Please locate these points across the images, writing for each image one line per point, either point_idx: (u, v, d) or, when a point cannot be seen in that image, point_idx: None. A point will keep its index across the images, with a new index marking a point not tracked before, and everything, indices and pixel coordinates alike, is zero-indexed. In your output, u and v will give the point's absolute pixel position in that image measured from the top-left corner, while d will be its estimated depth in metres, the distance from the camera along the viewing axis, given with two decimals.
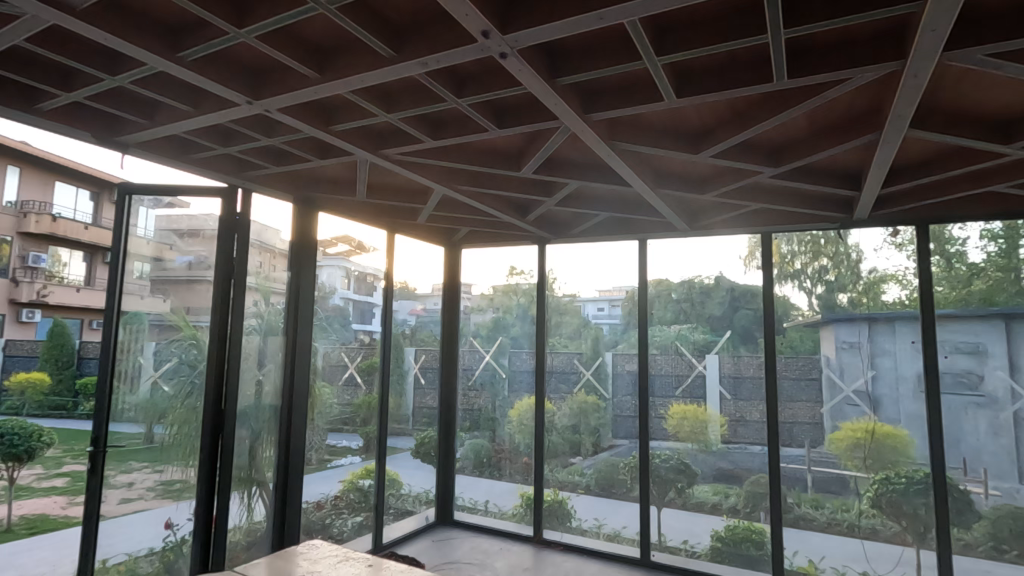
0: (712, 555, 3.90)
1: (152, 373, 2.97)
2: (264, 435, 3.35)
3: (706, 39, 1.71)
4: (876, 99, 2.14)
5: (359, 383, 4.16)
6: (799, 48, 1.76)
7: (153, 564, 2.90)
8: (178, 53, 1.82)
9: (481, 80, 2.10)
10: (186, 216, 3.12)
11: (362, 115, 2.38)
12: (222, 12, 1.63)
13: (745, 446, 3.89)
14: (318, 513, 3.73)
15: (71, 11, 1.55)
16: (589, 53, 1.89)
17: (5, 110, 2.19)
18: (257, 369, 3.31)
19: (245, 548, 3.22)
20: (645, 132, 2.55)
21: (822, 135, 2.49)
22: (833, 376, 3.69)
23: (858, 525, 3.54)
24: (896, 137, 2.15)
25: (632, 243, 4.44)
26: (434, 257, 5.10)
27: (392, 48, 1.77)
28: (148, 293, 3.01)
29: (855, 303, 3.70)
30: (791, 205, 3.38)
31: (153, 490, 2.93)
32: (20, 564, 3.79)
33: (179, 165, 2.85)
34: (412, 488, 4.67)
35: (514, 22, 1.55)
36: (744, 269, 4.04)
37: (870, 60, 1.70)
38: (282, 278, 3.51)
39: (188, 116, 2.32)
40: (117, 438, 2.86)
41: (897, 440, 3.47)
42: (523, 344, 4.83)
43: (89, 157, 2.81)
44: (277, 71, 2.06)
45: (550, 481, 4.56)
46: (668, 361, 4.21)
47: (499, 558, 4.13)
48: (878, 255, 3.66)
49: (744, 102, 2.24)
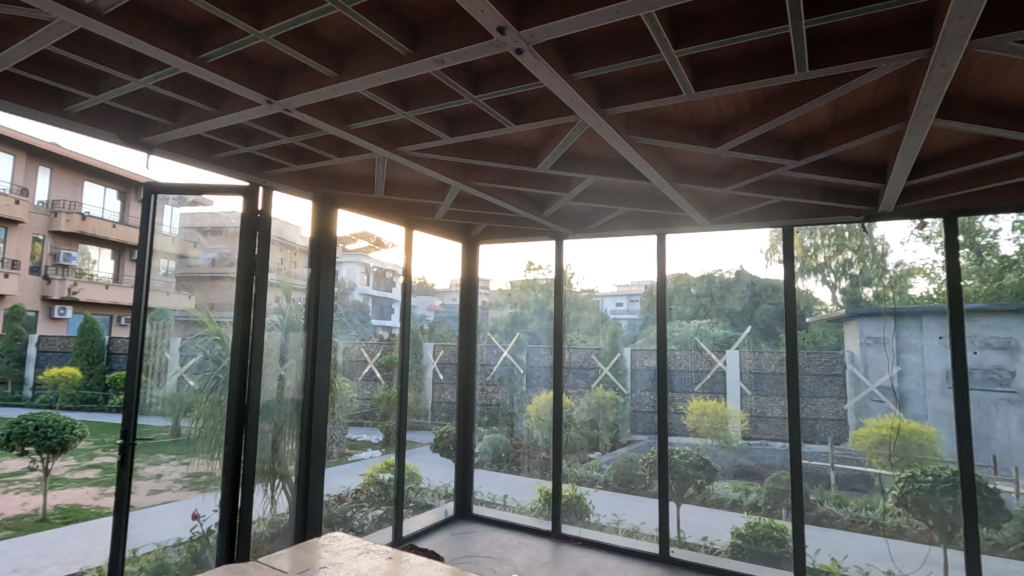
0: (733, 552, 3.87)
1: (177, 368, 3.04)
2: (286, 429, 3.42)
3: (724, 30, 1.68)
4: (901, 88, 2.08)
5: (379, 378, 4.23)
6: (822, 37, 1.73)
7: (180, 554, 2.98)
8: (201, 55, 1.86)
9: (497, 76, 2.10)
10: (209, 214, 3.18)
11: (379, 113, 2.39)
12: (244, 14, 1.66)
13: (765, 442, 3.85)
14: (339, 506, 3.82)
15: (97, 16, 1.58)
16: (607, 47, 1.87)
17: (36, 113, 2.26)
18: (279, 365, 3.38)
19: (269, 540, 3.29)
20: (663, 126, 2.52)
21: (845, 127, 2.43)
22: (857, 372, 3.63)
23: (882, 524, 3.48)
24: (923, 128, 2.09)
25: (651, 239, 4.41)
26: (452, 253, 5.12)
27: (409, 46, 1.77)
28: (174, 289, 3.06)
29: (880, 297, 3.62)
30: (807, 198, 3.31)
31: (180, 481, 3.00)
32: (56, 552, 3.93)
33: (203, 165, 2.91)
34: (431, 481, 4.72)
35: (530, 18, 1.55)
36: (765, 263, 3.99)
37: (895, 48, 1.65)
38: (303, 274, 3.56)
39: (210, 116, 2.36)
40: (145, 431, 2.92)
41: (924, 438, 3.39)
42: (541, 339, 4.84)
43: (116, 157, 2.88)
44: (296, 71, 2.09)
45: (569, 476, 4.57)
46: (687, 356, 4.18)
47: (518, 552, 4.15)
48: (905, 248, 3.57)
49: (764, 94, 2.20)
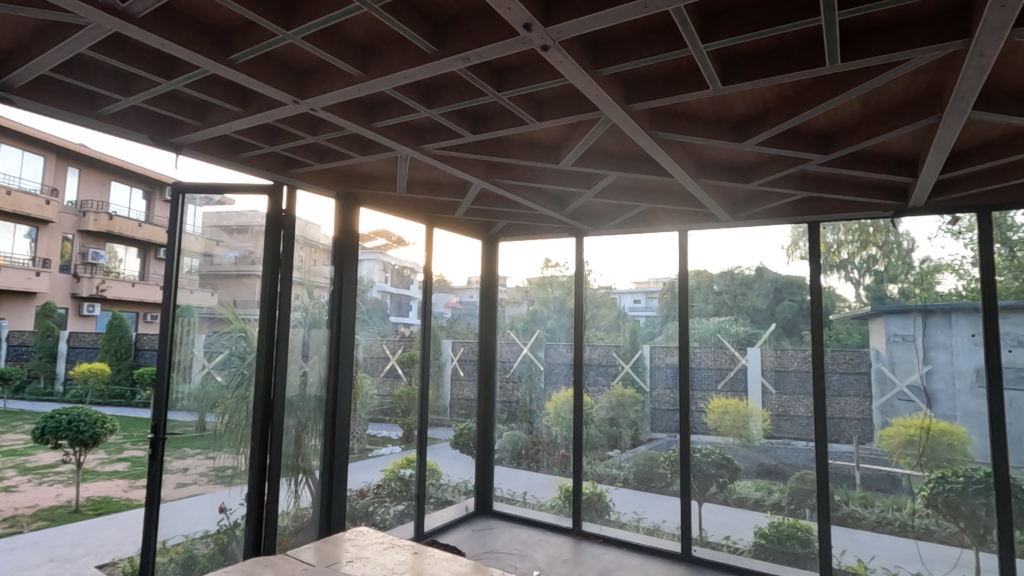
0: (756, 552, 3.83)
1: (204, 364, 3.08)
2: (310, 425, 3.47)
3: (754, 24, 1.65)
4: (935, 80, 2.03)
5: (400, 375, 4.27)
6: (855, 28, 1.69)
7: (208, 546, 3.04)
8: (229, 57, 1.88)
9: (521, 73, 2.10)
10: (233, 213, 3.23)
11: (402, 111, 2.40)
12: (272, 15, 1.67)
13: (788, 442, 3.80)
14: (361, 501, 3.86)
15: (132, 20, 1.61)
16: (632, 42, 1.86)
17: (71, 115, 2.31)
18: (303, 361, 3.42)
19: (293, 533, 3.34)
20: (689, 122, 2.50)
21: (875, 121, 2.38)
22: (883, 370, 3.56)
23: (910, 525, 3.41)
24: (958, 120, 2.04)
25: (671, 235, 4.37)
26: (472, 250, 5.11)
27: (434, 44, 1.78)
28: (198, 287, 3.11)
29: (906, 294, 3.55)
30: (855, 196, 3.24)
31: (206, 475, 3.06)
32: (88, 543, 4.04)
33: (230, 165, 2.96)
34: (451, 478, 4.75)
35: (556, 14, 1.54)
36: (786, 259, 3.93)
37: (930, 39, 1.61)
38: (324, 272, 3.59)
39: (237, 116, 2.40)
40: (173, 426, 2.97)
41: (954, 438, 3.31)
42: (559, 337, 4.84)
43: (144, 158, 2.94)
44: (322, 71, 2.10)
45: (589, 473, 4.56)
46: (708, 354, 4.14)
47: (539, 549, 4.17)
48: (932, 243, 3.50)
49: (792, 88, 2.17)
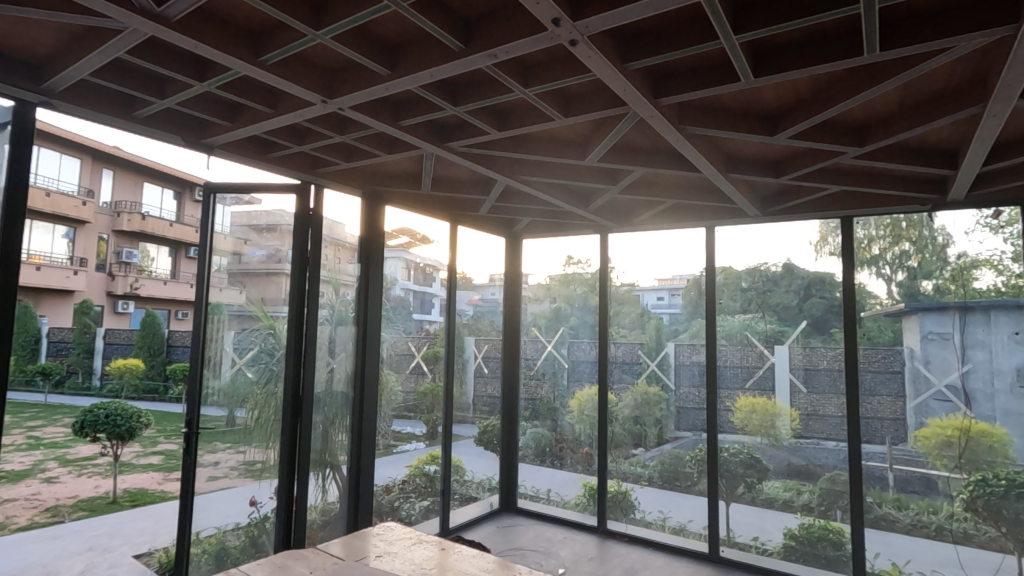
0: (786, 553, 3.76)
1: (236, 361, 3.15)
2: (337, 420, 3.52)
3: (787, 15, 1.61)
4: (981, 67, 1.94)
5: (424, 372, 4.30)
6: (896, 16, 1.64)
7: (240, 538, 3.11)
8: (260, 58, 1.91)
9: (548, 69, 2.09)
10: (261, 212, 3.29)
11: (428, 109, 2.41)
12: (302, 16, 1.69)
13: (818, 442, 3.71)
14: (387, 496, 3.90)
15: (167, 23, 1.64)
16: (662, 35, 1.83)
17: (108, 119, 2.38)
18: (330, 358, 3.47)
19: (321, 527, 3.40)
20: (718, 116, 2.45)
21: (914, 111, 2.30)
22: (918, 368, 3.45)
23: (947, 529, 3.31)
24: (1003, 110, 1.96)
25: (698, 231, 4.30)
26: (494, 248, 5.11)
27: (461, 42, 1.78)
28: (227, 285, 3.16)
29: (942, 290, 3.43)
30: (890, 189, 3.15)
31: (236, 469, 3.12)
32: (126, 533, 4.17)
33: (259, 165, 3.02)
34: (475, 474, 4.76)
35: (585, 9, 1.53)
36: (815, 256, 3.84)
37: (976, 26, 1.55)
38: (349, 269, 3.63)
39: (267, 117, 2.44)
40: (206, 420, 3.02)
41: (994, 439, 3.20)
42: (583, 334, 4.82)
43: (177, 159, 3.00)
44: (350, 70, 2.13)
45: (613, 472, 4.53)
46: (735, 352, 4.06)
47: (563, 547, 4.16)
48: (970, 238, 3.38)
49: (827, 78, 2.10)
